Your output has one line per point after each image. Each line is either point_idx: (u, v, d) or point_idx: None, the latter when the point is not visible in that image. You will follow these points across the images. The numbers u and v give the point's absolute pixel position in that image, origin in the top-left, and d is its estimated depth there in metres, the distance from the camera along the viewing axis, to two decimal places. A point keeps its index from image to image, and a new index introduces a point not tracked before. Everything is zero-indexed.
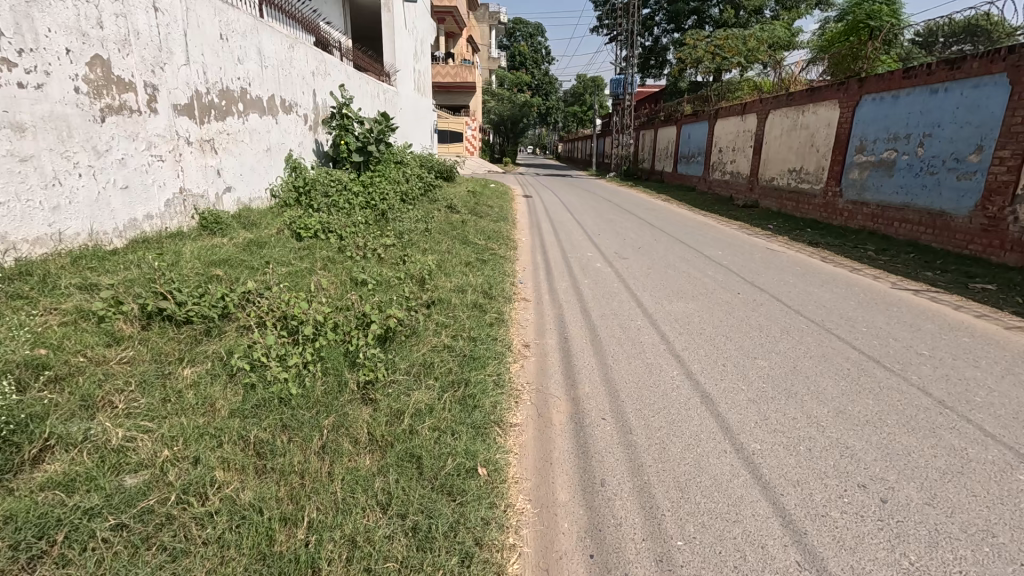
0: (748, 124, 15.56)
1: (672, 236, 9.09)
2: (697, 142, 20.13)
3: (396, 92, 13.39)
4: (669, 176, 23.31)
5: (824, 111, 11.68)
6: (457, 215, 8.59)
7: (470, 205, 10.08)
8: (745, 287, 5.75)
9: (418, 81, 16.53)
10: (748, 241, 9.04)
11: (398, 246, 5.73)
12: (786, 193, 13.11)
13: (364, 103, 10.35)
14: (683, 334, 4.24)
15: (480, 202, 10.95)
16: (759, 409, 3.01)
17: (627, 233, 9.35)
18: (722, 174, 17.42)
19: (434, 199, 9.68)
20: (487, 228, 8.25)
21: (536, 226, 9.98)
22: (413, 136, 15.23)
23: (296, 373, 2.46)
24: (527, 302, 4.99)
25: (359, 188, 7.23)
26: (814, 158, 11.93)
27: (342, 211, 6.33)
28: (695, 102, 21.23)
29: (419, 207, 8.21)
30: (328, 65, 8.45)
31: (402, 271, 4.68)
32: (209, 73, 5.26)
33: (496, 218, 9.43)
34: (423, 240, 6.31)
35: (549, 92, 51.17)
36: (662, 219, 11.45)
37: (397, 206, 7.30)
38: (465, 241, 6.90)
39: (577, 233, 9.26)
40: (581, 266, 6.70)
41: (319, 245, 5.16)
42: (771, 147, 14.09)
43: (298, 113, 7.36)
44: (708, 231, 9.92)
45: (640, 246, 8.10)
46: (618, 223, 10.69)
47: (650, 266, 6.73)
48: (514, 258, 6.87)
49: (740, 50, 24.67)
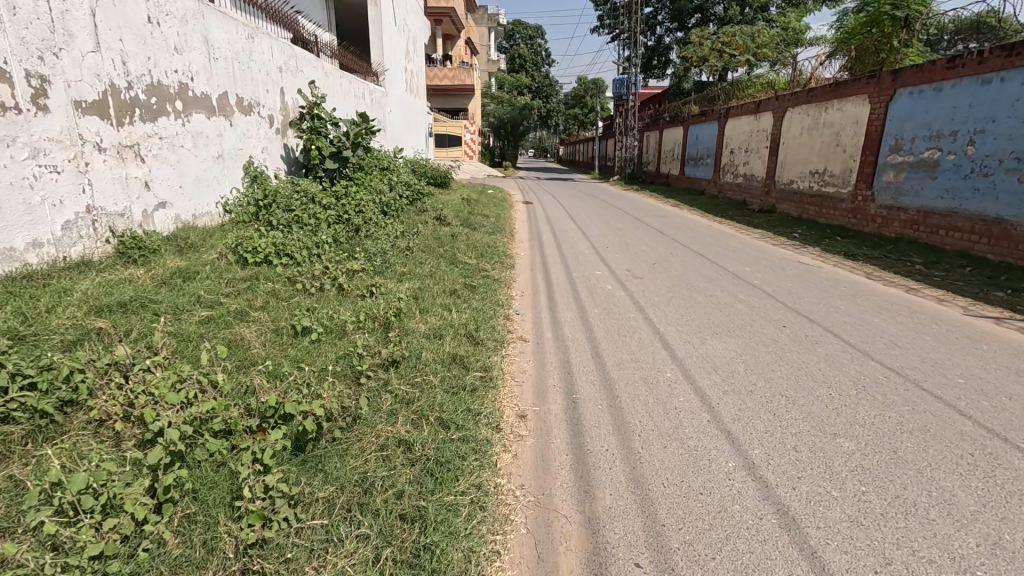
0: (762, 124, 14.54)
1: (689, 248, 8.08)
2: (706, 143, 19.10)
3: (384, 92, 12.42)
4: (676, 180, 22.29)
5: (850, 108, 10.66)
6: (447, 228, 7.62)
7: (464, 215, 9.10)
8: (789, 317, 4.72)
9: (411, 81, 15.61)
10: (776, 253, 8.01)
11: (369, 272, 4.75)
12: (808, 197, 12.08)
13: (344, 104, 9.39)
14: (729, 393, 3.22)
15: (475, 211, 9.95)
16: (871, 540, 2.00)
17: (638, 245, 8.32)
18: (734, 177, 16.39)
19: (422, 210, 8.67)
20: (481, 243, 7.25)
21: (536, 238, 8.98)
22: (404, 140, 14.26)
23: (121, 539, 1.47)
24: (524, 343, 3.99)
25: (329, 200, 6.24)
26: (840, 159, 10.91)
27: (306, 228, 5.34)
28: (703, 102, 20.21)
29: (404, 220, 7.23)
30: (299, 60, 7.48)
31: (365, 308, 3.70)
32: (132, 63, 4.28)
33: (491, 230, 8.44)
34: (401, 262, 5.33)
35: (550, 95, 50.27)
36: (675, 228, 10.45)
37: (374, 221, 6.32)
38: (453, 260, 5.92)
39: (582, 246, 8.25)
40: (589, 289, 5.69)
41: (266, 273, 4.18)
42: (790, 147, 13.05)
43: (260, 114, 6.40)
44: (729, 241, 8.90)
45: (656, 261, 7.10)
46: (628, 233, 9.66)
47: (670, 288, 5.71)
48: (510, 279, 5.88)
49: (748, 47, 23.60)
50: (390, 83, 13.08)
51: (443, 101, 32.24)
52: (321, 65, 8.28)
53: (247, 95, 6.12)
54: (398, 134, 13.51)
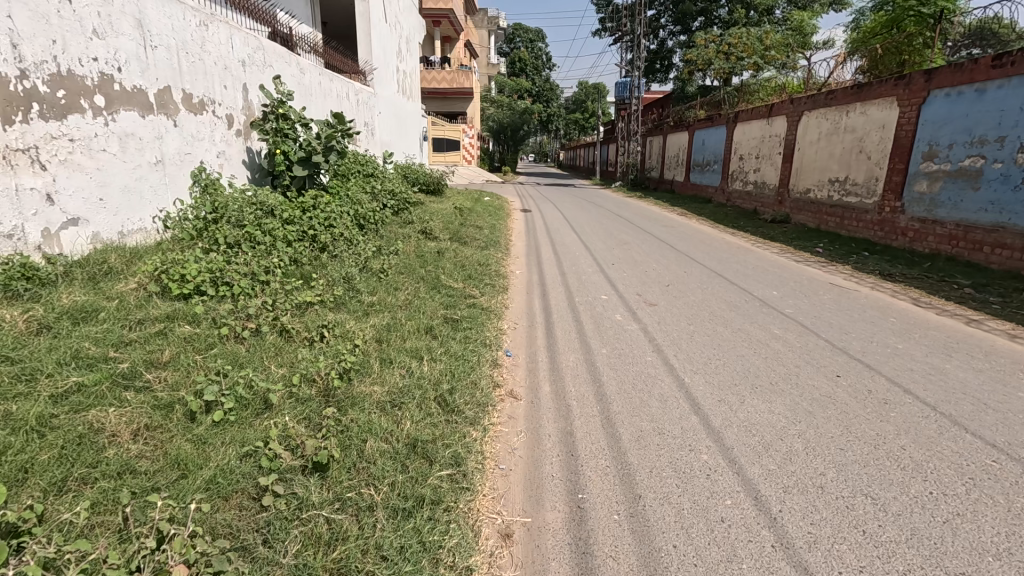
0: (775, 128, 13.71)
1: (704, 266, 7.24)
2: (713, 149, 18.28)
3: (372, 93, 11.59)
4: (681, 187, 21.45)
5: (876, 111, 9.83)
6: (434, 243, 6.78)
7: (455, 227, 8.26)
8: (840, 362, 3.86)
9: (404, 82, 14.85)
10: (802, 271, 7.14)
11: (326, 307, 3.89)
12: (828, 207, 11.23)
13: (324, 104, 8.57)
14: (792, 492, 2.35)
15: (467, 222, 9.10)
16: None
17: (647, 262, 7.46)
18: (744, 184, 15.55)
19: (408, 222, 7.81)
20: (471, 261, 6.39)
21: (532, 252, 8.18)
22: (395, 145, 13.42)
23: None
24: (516, 403, 3.12)
25: (294, 213, 5.41)
26: (865, 167, 10.08)
27: (260, 248, 4.50)
28: (709, 106, 19.40)
29: (383, 236, 6.40)
30: (266, 53, 6.65)
31: (308, 364, 2.84)
32: (27, 46, 3.42)
33: (484, 245, 7.61)
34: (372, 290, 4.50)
35: (551, 99, 49.54)
36: (686, 241, 9.59)
37: (347, 237, 5.49)
38: (436, 284, 5.08)
39: (585, 263, 7.41)
40: (594, 320, 4.85)
41: (190, 308, 3.32)
42: (806, 154, 12.23)
43: (214, 114, 5.55)
44: (746, 256, 8.05)
45: (669, 282, 6.26)
46: (634, 247, 8.81)
47: (689, 319, 4.87)
48: (502, 307, 5.03)
49: (755, 49, 22.80)
50: (379, 84, 12.30)
51: (441, 104, 31.53)
52: (295, 61, 7.46)
53: (197, 91, 5.27)
54: (388, 138, 12.70)
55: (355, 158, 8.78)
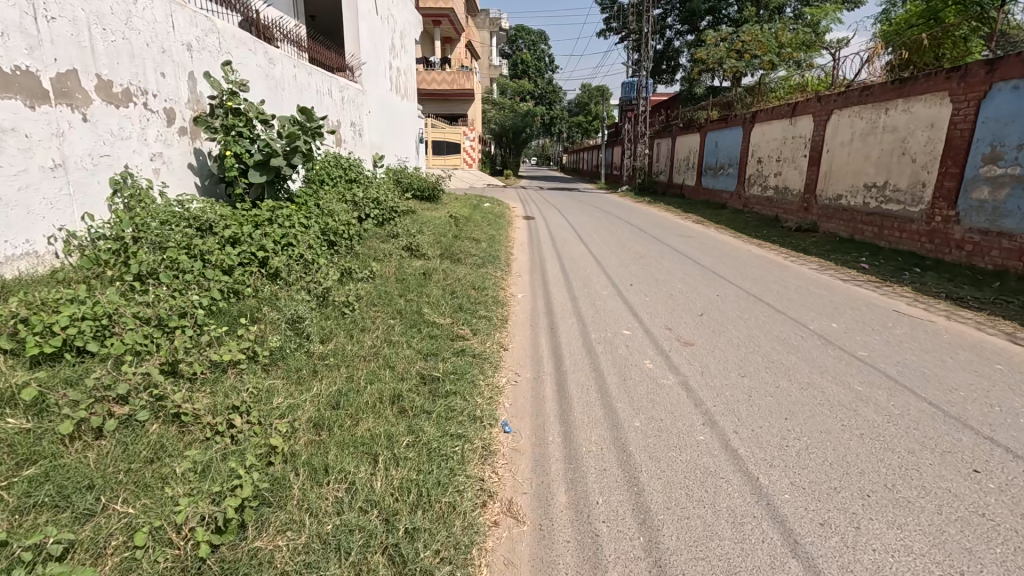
0: (799, 129, 12.63)
1: (740, 288, 6.16)
2: (727, 152, 17.20)
3: (359, 89, 10.56)
4: (692, 191, 20.38)
5: (923, 108, 8.75)
6: (419, 262, 5.72)
7: (448, 240, 7.20)
8: (967, 444, 2.78)
9: (397, 81, 13.83)
10: (855, 294, 6.06)
11: (254, 371, 2.82)
12: (863, 216, 10.14)
13: (298, 101, 7.53)
14: None
15: (463, 234, 8.04)
16: None
17: (671, 283, 6.38)
18: (763, 190, 14.47)
19: (392, 236, 6.74)
20: (465, 286, 5.32)
21: (535, 269, 7.12)
22: (387, 147, 12.40)
23: None
24: (515, 535, 2.05)
25: (244, 228, 4.37)
26: (908, 171, 9.00)
27: (183, 280, 3.45)
28: (722, 106, 18.35)
29: (357, 257, 5.35)
30: (221, 38, 5.63)
31: (181, 492, 1.77)
32: None
33: (480, 263, 6.54)
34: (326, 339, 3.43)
35: (554, 101, 48.59)
36: (709, 254, 8.49)
37: (310, 259, 4.44)
38: (416, 321, 4.01)
39: (599, 283, 6.34)
40: (618, 367, 3.77)
41: (36, 381, 2.26)
42: (836, 157, 11.14)
43: (145, 107, 4.51)
44: (783, 275, 6.97)
45: (703, 311, 5.18)
46: (652, 262, 7.72)
47: (739, 367, 3.79)
48: (499, 350, 3.95)
49: (770, 47, 21.74)
50: (370, 80, 11.25)
51: (441, 106, 30.57)
52: (259, 49, 6.44)
53: (120, 78, 4.23)
54: (378, 140, 11.68)
55: (334, 164, 7.75)
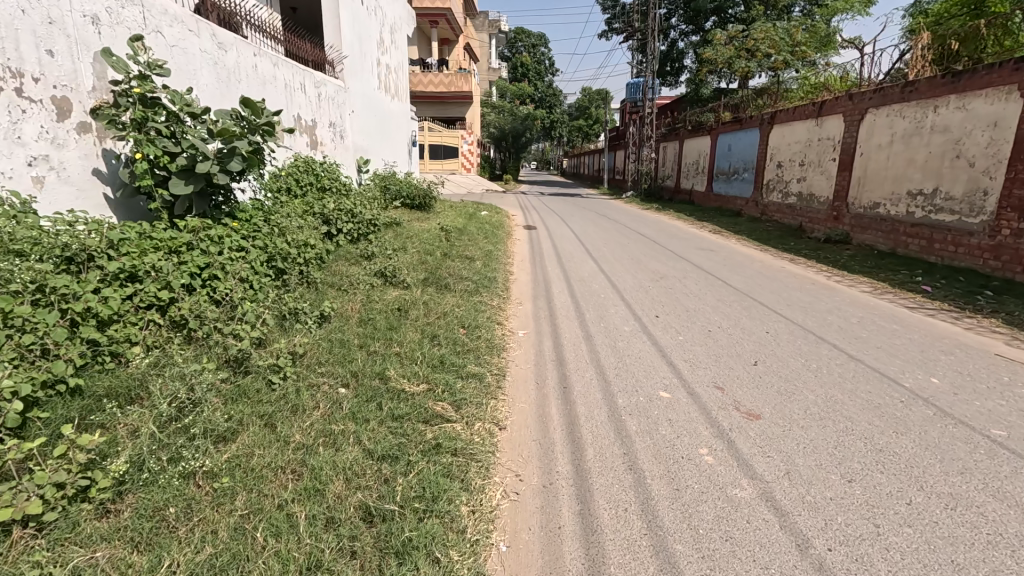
0: (827, 130, 11.49)
1: (793, 322, 5.00)
2: (742, 155, 16.07)
3: (341, 85, 9.44)
4: (702, 197, 19.27)
5: (983, 105, 7.63)
6: (393, 293, 4.56)
7: (434, 260, 6.03)
8: None
9: (387, 79, 12.71)
10: (935, 329, 4.90)
11: (64, 535, 1.66)
12: (908, 226, 9.01)
13: (258, 95, 6.38)
14: None
15: (454, 250, 6.90)
16: None
17: (706, 316, 5.22)
18: (784, 196, 13.35)
19: (365, 257, 5.57)
20: (452, 326, 4.18)
21: (538, 295, 5.95)
22: (374, 150, 11.29)
23: None
24: None
25: (150, 256, 3.20)
26: (965, 177, 7.88)
27: (17, 345, 2.27)
28: (734, 108, 17.26)
29: (311, 291, 4.20)
30: (147, 12, 4.48)
31: None
32: None
33: (471, 289, 5.38)
34: (227, 439, 2.26)
35: (555, 105, 47.59)
36: (739, 273, 7.34)
37: (237, 300, 3.28)
38: (376, 394, 2.86)
39: (617, 316, 5.18)
40: (665, 464, 2.62)
41: None
42: (872, 160, 10.01)
43: (18, 93, 3.34)
44: (836, 303, 5.82)
45: (757, 361, 4.02)
46: (675, 285, 6.56)
47: (838, 462, 2.64)
48: (491, 434, 2.80)
49: (783, 46, 20.62)
50: (355, 77, 10.13)
51: (438, 109, 29.50)
52: (203, 31, 5.31)
53: None
54: (363, 143, 10.55)
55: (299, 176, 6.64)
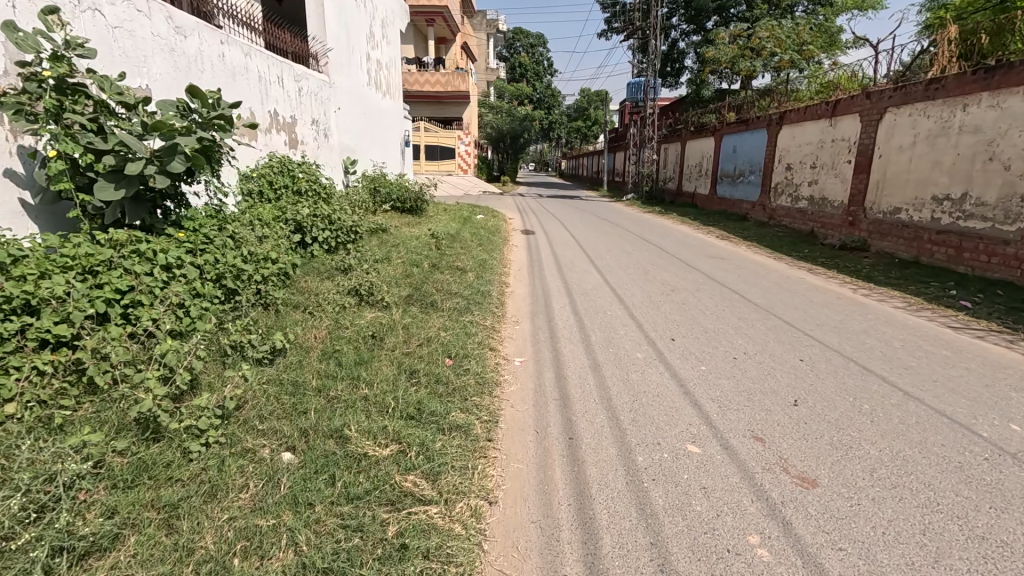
0: (842, 131, 10.91)
1: (829, 348, 4.37)
2: (748, 157, 15.48)
3: (325, 79, 8.79)
4: (705, 200, 18.66)
5: (1020, 103, 7.04)
6: (367, 315, 3.91)
7: (421, 273, 5.38)
8: None
9: (378, 76, 12.06)
10: (991, 356, 4.30)
11: None
12: (933, 234, 8.41)
13: (224, 88, 5.73)
14: None
15: (444, 260, 6.26)
16: None
17: (728, 339, 4.58)
18: (794, 200, 12.76)
19: (341, 271, 4.91)
20: (436, 357, 3.54)
21: (536, 313, 5.30)
22: (362, 150, 10.64)
23: None
24: None
25: (51, 279, 2.53)
26: (1000, 182, 7.29)
27: None
28: (740, 108, 16.68)
29: (266, 317, 3.54)
30: None
31: None
32: None
33: (460, 308, 4.74)
34: (101, 553, 1.64)
35: (553, 106, 46.97)
36: (756, 285, 6.72)
37: (162, 334, 2.63)
38: (329, 464, 2.21)
39: (626, 339, 4.54)
40: (707, 563, 1.98)
41: None
42: (892, 163, 9.40)
43: None
44: (871, 322, 5.20)
45: (798, 400, 3.38)
46: (689, 300, 5.92)
47: (935, 558, 2.01)
48: (478, 516, 2.16)
49: (789, 45, 20.05)
50: (342, 72, 9.49)
51: (435, 109, 28.85)
52: (156, 13, 4.66)
53: None
54: (350, 143, 9.90)
55: (268, 184, 6.07)
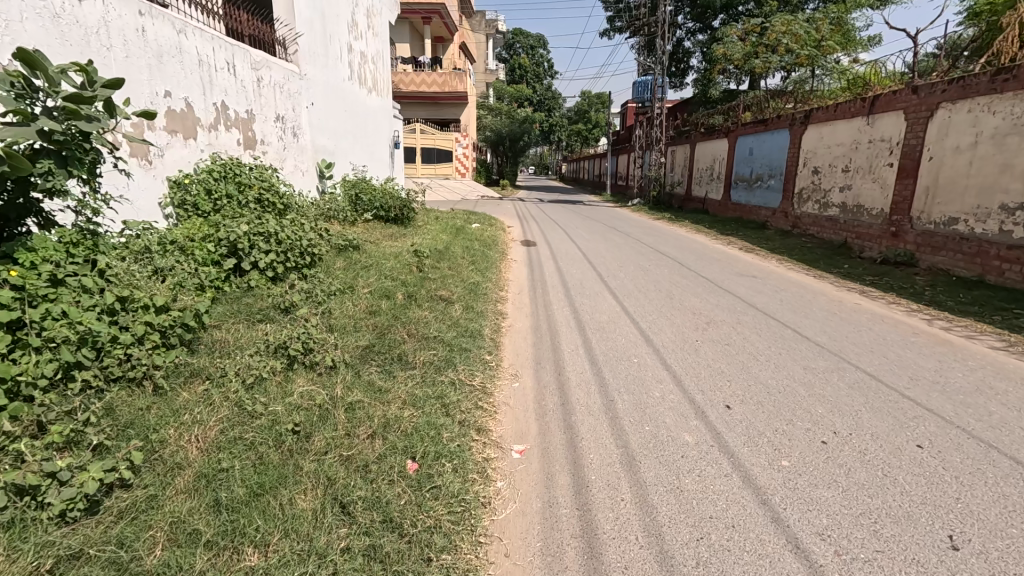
0: (881, 130, 9.71)
1: (951, 425, 3.13)
2: (767, 160, 14.28)
3: (294, 70, 7.59)
4: (717, 206, 17.45)
5: None
6: (296, 387, 2.69)
7: (389, 309, 4.15)
8: None
9: (362, 70, 10.87)
10: None
11: None
12: (1002, 248, 7.20)
13: (144, 71, 4.53)
14: None
15: (424, 286, 5.05)
16: None
17: (805, 408, 3.35)
18: (822, 208, 11.55)
19: (279, 310, 3.69)
20: (388, 467, 2.30)
21: (541, 361, 4.09)
22: (341, 152, 9.43)
23: None
24: None
25: None
26: None
27: None
28: (757, 107, 15.48)
29: (128, 406, 2.31)
30: None
31: None
32: None
33: (436, 363, 3.50)
34: None
35: (553, 108, 45.80)
36: (807, 316, 5.50)
37: None
38: None
39: (665, 407, 3.32)
40: None
41: None
42: (947, 167, 8.20)
43: None
44: (980, 376, 3.97)
45: (956, 540, 2.16)
46: (733, 340, 4.69)
47: None
48: None
49: (807, 41, 18.87)
50: (316, 63, 8.30)
51: (431, 110, 27.70)
52: None
53: None
54: (325, 144, 8.67)
55: (201, 199, 4.92)
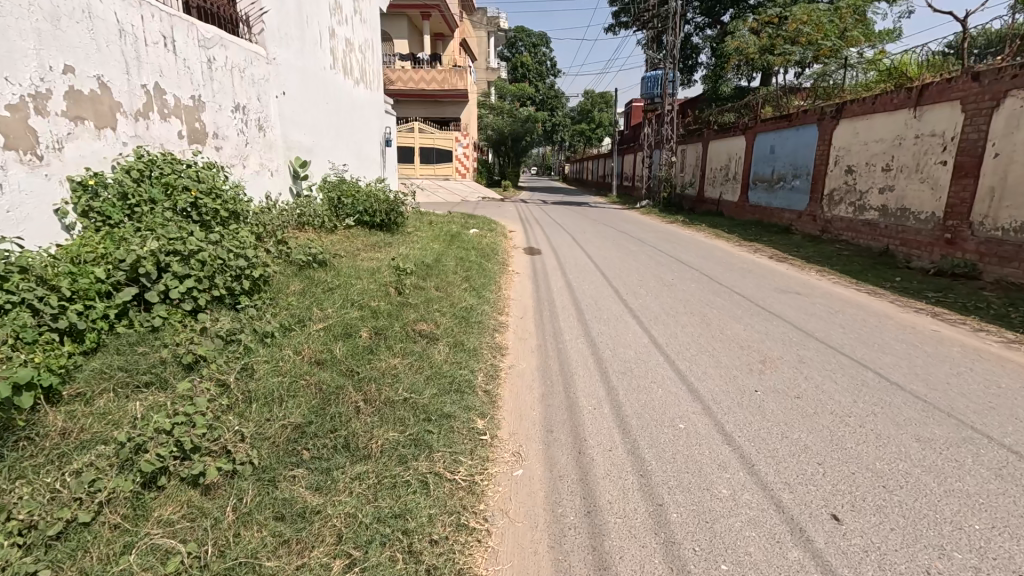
0: (932, 123, 8.57)
1: None
2: (791, 158, 13.13)
3: (259, 52, 6.48)
4: (734, 209, 16.31)
5: None
6: (144, 535, 1.69)
7: (345, 356, 3.03)
8: None
9: (348, 58, 9.76)
10: None
11: None
12: None
13: (25, 36, 3.42)
14: None
15: (402, 316, 3.94)
16: None
17: (954, 522, 2.23)
18: (858, 210, 10.42)
19: (179, 369, 2.59)
20: None
21: (552, 428, 2.99)
22: (320, 150, 8.33)
23: None
24: None
25: None
26: None
27: None
28: (777, 102, 14.36)
29: None
30: None
31: None
32: None
33: (400, 451, 2.38)
34: None
35: (557, 108, 44.70)
36: (885, 351, 4.37)
37: None
38: None
39: (740, 522, 2.22)
40: None
41: None
42: (1017, 165, 7.08)
43: None
44: None
45: None
46: (803, 390, 3.57)
47: None
48: None
49: (830, 31, 17.77)
50: (289, 45, 7.20)
51: (430, 109, 26.65)
52: None
53: None
54: (300, 139, 7.58)
55: (113, 207, 3.85)
